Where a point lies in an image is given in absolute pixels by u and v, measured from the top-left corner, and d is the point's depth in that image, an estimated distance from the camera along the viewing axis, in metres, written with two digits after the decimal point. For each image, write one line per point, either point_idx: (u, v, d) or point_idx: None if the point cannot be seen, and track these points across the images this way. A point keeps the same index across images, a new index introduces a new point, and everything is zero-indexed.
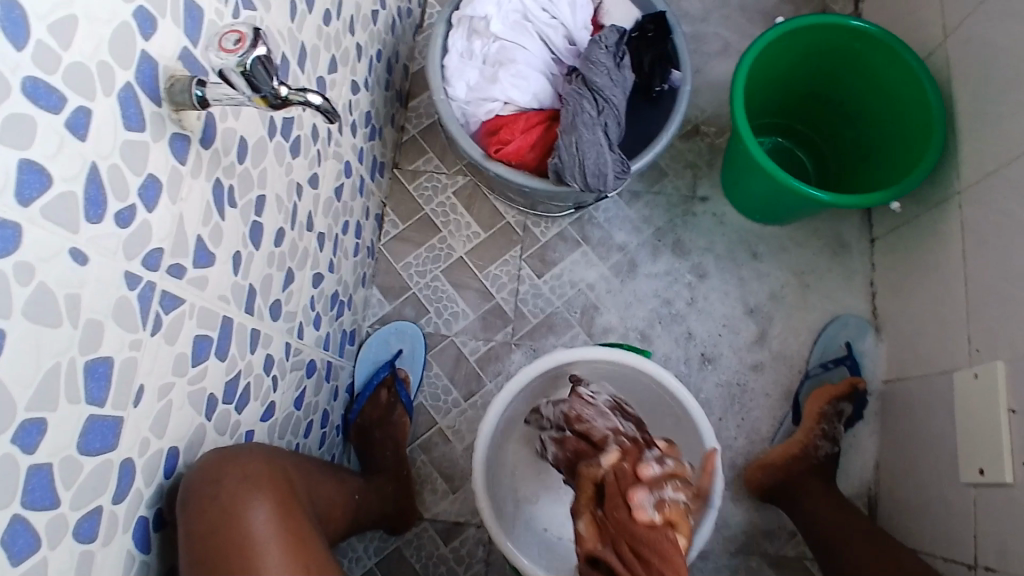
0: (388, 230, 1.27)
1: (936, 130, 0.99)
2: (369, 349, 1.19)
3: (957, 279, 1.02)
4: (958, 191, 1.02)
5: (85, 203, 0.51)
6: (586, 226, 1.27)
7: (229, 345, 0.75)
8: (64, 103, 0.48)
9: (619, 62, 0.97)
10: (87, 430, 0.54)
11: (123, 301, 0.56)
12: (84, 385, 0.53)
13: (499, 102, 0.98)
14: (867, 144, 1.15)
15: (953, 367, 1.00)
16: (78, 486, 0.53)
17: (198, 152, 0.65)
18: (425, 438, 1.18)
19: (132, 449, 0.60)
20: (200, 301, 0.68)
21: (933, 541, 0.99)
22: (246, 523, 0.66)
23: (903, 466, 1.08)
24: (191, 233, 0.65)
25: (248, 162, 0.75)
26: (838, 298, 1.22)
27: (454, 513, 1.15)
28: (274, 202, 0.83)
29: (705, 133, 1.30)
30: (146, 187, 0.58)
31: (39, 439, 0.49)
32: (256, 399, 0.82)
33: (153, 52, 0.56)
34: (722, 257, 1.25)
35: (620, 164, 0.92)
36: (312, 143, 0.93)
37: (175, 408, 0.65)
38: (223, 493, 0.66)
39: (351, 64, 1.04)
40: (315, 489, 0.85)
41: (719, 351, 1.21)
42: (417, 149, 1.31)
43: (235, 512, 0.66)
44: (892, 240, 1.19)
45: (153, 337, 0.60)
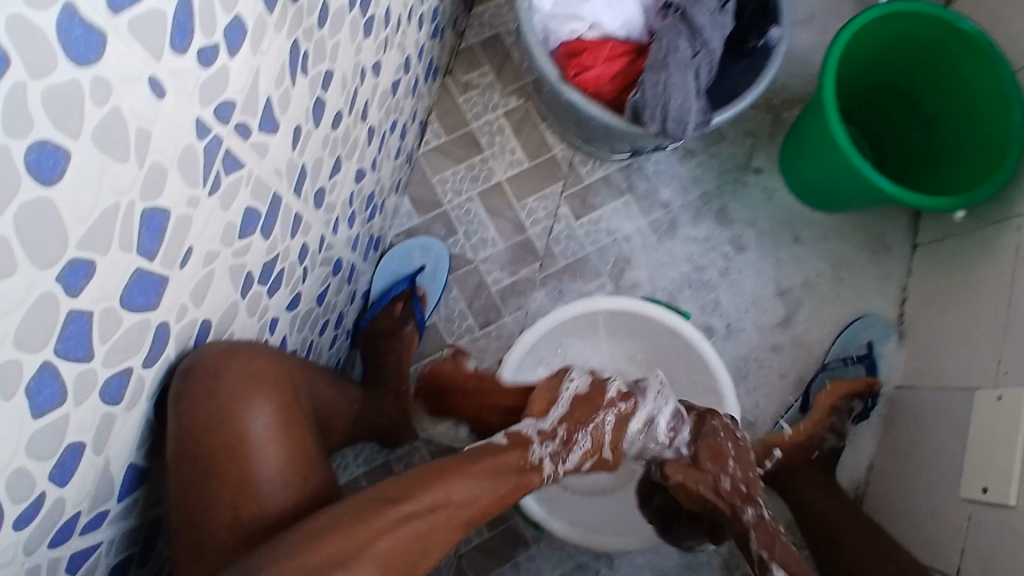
0: (430, 140, 1.21)
1: (1014, 149, 0.95)
2: (391, 258, 1.14)
3: (1000, 299, 1.00)
4: (1021, 213, 1.00)
5: (172, 29, 0.44)
6: (633, 175, 1.22)
7: (274, 225, 0.69)
8: None
9: (723, 6, 0.90)
10: (133, 283, 0.49)
11: (190, 150, 0.50)
12: (138, 234, 0.48)
13: (585, 23, 0.92)
14: (934, 150, 1.12)
15: (975, 387, 0.99)
16: (113, 343, 0.49)
17: (286, 4, 0.58)
18: (432, 359, 1.15)
19: (170, 312, 0.55)
20: (257, 170, 0.62)
21: (915, 547, 1.00)
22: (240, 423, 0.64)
23: (898, 472, 1.08)
24: (263, 93, 0.59)
25: (325, 29, 0.68)
26: (870, 297, 1.20)
27: (450, 438, 1.13)
28: (339, 81, 0.76)
29: (773, 103, 1.25)
30: (232, 29, 0.51)
31: (85, 283, 0.44)
32: (286, 286, 0.78)
33: None
34: (764, 234, 1.21)
35: (702, 114, 0.87)
36: (383, 26, 0.85)
37: (216, 279, 0.60)
38: (220, 391, 0.62)
39: None
40: (316, 387, 0.81)
41: (743, 328, 1.19)
42: (474, 60, 1.23)
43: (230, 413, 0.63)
44: (936, 250, 1.17)
45: (210, 197, 0.55)
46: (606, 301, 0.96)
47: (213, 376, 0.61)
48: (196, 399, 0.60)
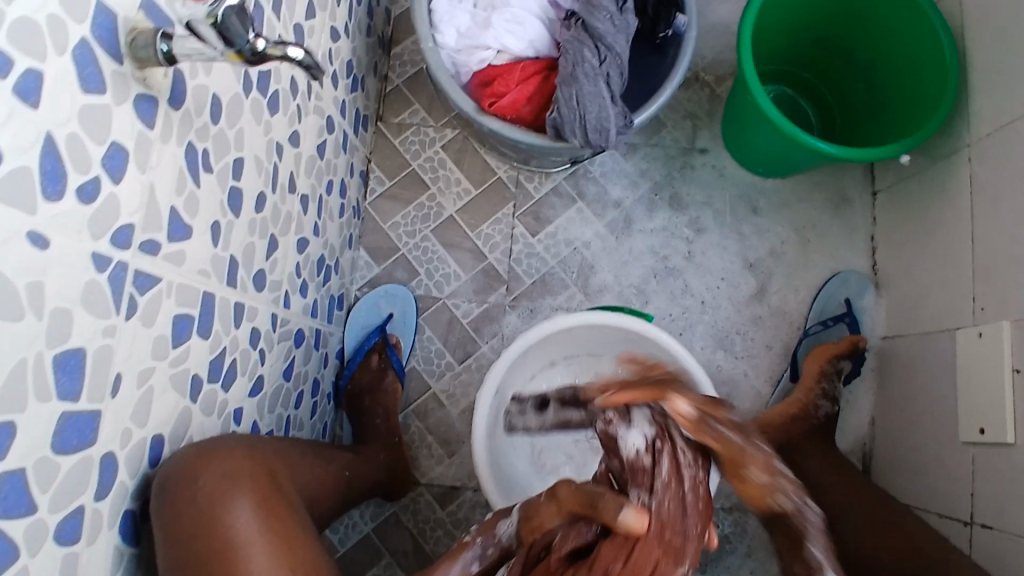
0: (374, 188, 1.21)
1: (950, 82, 0.93)
2: (359, 313, 1.15)
3: (963, 234, 0.99)
4: (968, 143, 0.98)
5: (41, 178, 0.45)
6: (580, 181, 1.22)
7: (213, 321, 0.70)
8: (11, 65, 0.42)
9: (623, 6, 0.89)
10: (63, 427, 0.49)
11: (93, 284, 0.51)
12: (54, 380, 0.48)
13: (492, 50, 0.91)
14: (873, 96, 1.10)
15: (955, 327, 0.98)
16: (56, 489, 0.49)
17: (167, 114, 0.58)
18: (419, 403, 1.15)
19: (113, 441, 0.55)
20: (178, 278, 0.62)
21: (930, 498, 0.99)
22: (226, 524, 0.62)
23: (901, 424, 1.07)
24: (164, 204, 0.59)
25: (222, 122, 0.68)
26: (840, 254, 1.19)
27: (451, 477, 1.13)
28: (253, 164, 0.76)
29: (705, 81, 1.24)
30: (111, 156, 0.52)
31: (9, 444, 0.44)
32: (243, 375, 0.78)
33: (110, 2, 0.50)
34: (722, 212, 1.20)
35: (621, 118, 0.87)
36: (291, 98, 0.85)
37: (157, 394, 0.61)
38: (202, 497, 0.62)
39: (330, 8, 0.95)
40: (303, 472, 0.80)
41: (719, 308, 1.18)
42: (402, 100, 1.23)
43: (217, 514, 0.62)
44: (894, 196, 1.15)
45: (129, 321, 0.55)
46: (568, 320, 0.94)
47: (189, 482, 0.61)
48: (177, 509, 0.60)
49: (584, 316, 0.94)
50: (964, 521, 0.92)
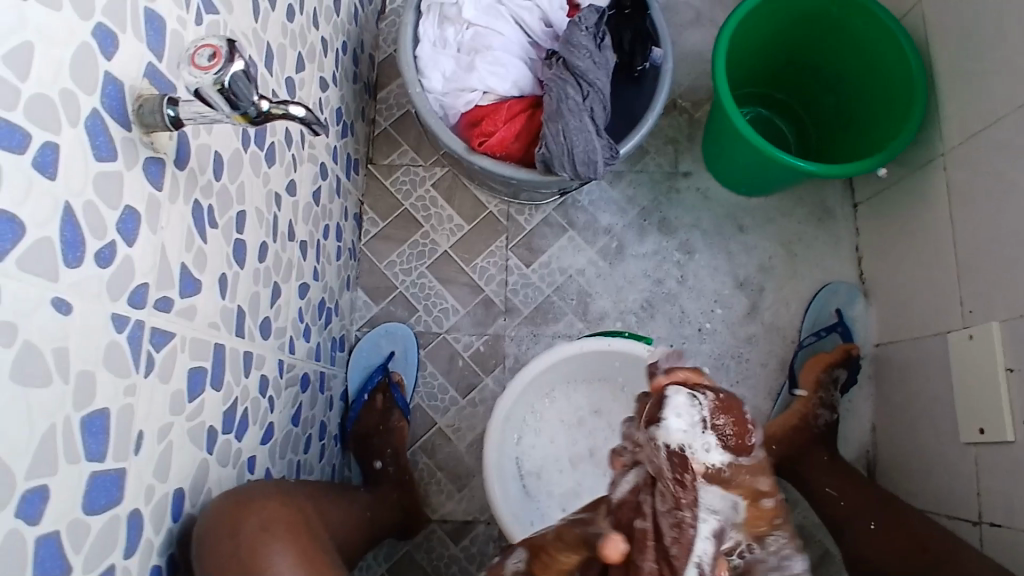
0: (368, 229, 1.23)
1: (918, 94, 0.98)
2: (360, 353, 1.16)
3: (945, 239, 1.02)
4: (942, 151, 1.02)
5: (62, 246, 0.47)
6: (569, 210, 1.24)
7: (224, 372, 0.71)
8: (27, 140, 0.43)
9: (601, 43, 0.92)
10: (91, 488, 0.50)
11: (114, 345, 0.52)
12: (81, 442, 0.49)
13: (478, 92, 0.94)
14: (846, 112, 1.14)
15: (946, 330, 1.01)
16: (88, 548, 0.50)
17: (174, 175, 0.60)
18: (426, 439, 1.16)
19: (138, 498, 0.56)
20: (190, 332, 0.64)
21: (937, 499, 1.00)
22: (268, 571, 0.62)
23: (902, 426, 1.09)
24: (175, 262, 0.61)
25: (224, 178, 0.70)
26: (826, 266, 1.22)
27: (462, 511, 1.13)
28: (254, 217, 0.78)
29: (683, 107, 1.28)
30: (125, 220, 0.53)
31: (43, 507, 0.45)
32: (254, 423, 0.79)
33: (117, 72, 0.52)
34: (709, 232, 1.23)
35: (608, 150, 0.90)
36: (286, 148, 0.88)
37: (176, 449, 0.61)
38: (246, 548, 0.62)
39: (318, 60, 0.99)
40: (329, 515, 0.82)
41: (715, 330, 1.20)
42: (390, 143, 1.26)
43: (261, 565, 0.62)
44: (874, 205, 1.19)
45: (147, 378, 0.57)
46: (558, 353, 0.96)
47: (227, 536, 0.62)
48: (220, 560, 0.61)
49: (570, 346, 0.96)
50: (973, 521, 0.93)
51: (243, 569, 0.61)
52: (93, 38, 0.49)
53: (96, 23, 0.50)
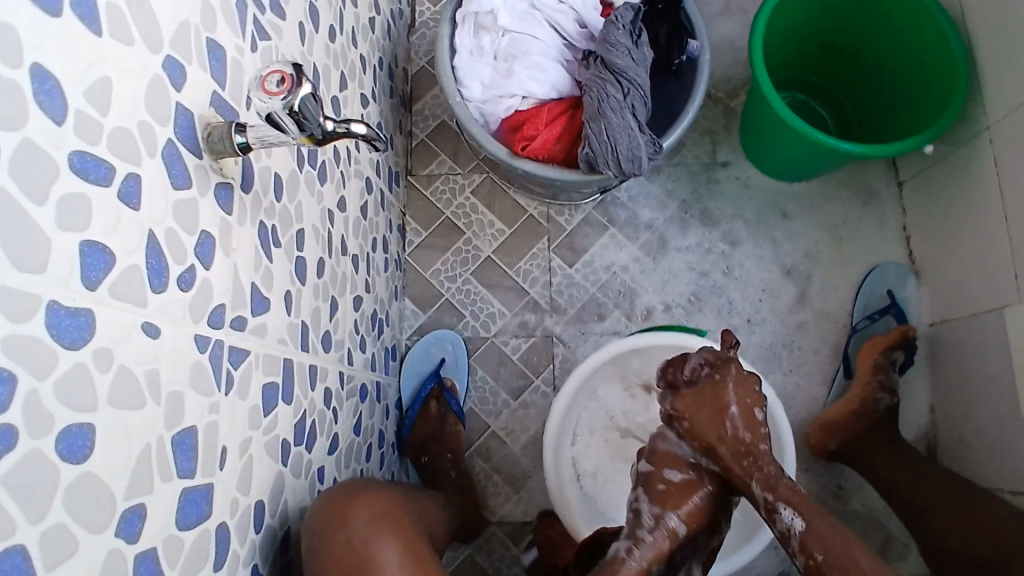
0: (411, 239, 1.24)
1: (960, 69, 0.96)
2: (411, 361, 1.18)
3: (997, 214, 1.00)
4: (989, 125, 1.00)
5: (148, 273, 0.49)
6: (609, 208, 1.24)
7: (293, 387, 0.73)
8: (112, 172, 0.45)
9: (637, 40, 0.92)
10: (184, 503, 0.52)
11: (197, 365, 0.54)
12: (173, 460, 0.51)
13: (518, 97, 0.95)
14: (887, 92, 1.13)
15: (1003, 304, 0.98)
16: (184, 562, 0.52)
17: (241, 198, 0.63)
18: (481, 443, 1.17)
19: (225, 512, 0.58)
20: (262, 349, 0.66)
21: (1003, 475, 0.97)
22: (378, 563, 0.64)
23: (962, 406, 1.07)
24: (246, 282, 0.63)
25: (284, 198, 0.72)
26: (875, 248, 1.21)
27: (521, 513, 1.14)
28: (311, 234, 0.80)
29: (717, 97, 1.27)
30: (201, 244, 0.56)
31: (140, 526, 0.47)
32: (322, 434, 0.81)
33: (186, 103, 0.54)
34: (752, 222, 1.23)
35: (651, 145, 0.90)
36: (335, 165, 0.90)
37: (255, 462, 0.64)
38: (356, 540, 0.65)
39: (358, 77, 1.01)
40: (424, 511, 0.84)
41: (764, 320, 1.19)
42: (428, 153, 1.28)
43: (370, 558, 0.64)
44: (921, 184, 1.17)
45: (228, 396, 0.59)
46: (615, 346, 0.96)
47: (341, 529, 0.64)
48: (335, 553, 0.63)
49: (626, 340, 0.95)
50: None
51: (355, 561, 0.63)
52: (163, 70, 0.52)
53: (165, 56, 0.52)
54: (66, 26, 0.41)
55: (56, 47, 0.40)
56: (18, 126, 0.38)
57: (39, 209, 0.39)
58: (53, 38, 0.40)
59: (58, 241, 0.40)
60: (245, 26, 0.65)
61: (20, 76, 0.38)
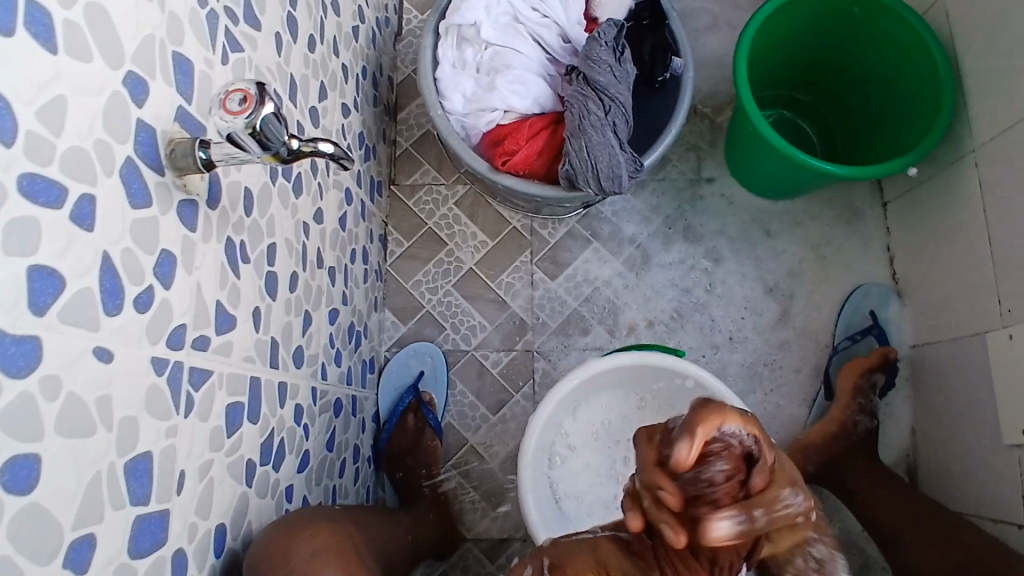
0: (393, 250, 1.23)
1: (946, 92, 0.96)
2: (390, 374, 1.16)
3: (981, 237, 0.99)
4: (973, 148, 0.99)
5: (101, 295, 0.47)
6: (593, 222, 1.24)
7: (260, 405, 0.71)
8: (65, 194, 0.44)
9: (620, 57, 0.91)
10: (137, 531, 0.50)
11: (154, 388, 0.53)
12: (126, 487, 0.49)
13: (499, 111, 0.94)
14: (874, 111, 1.12)
15: (983, 329, 0.97)
16: None
17: (206, 215, 0.61)
18: (458, 458, 1.16)
19: (182, 537, 0.56)
20: (226, 368, 0.64)
21: (981, 503, 0.96)
22: None
23: (941, 429, 1.06)
24: (210, 300, 0.61)
25: (254, 213, 0.71)
26: (858, 267, 1.20)
27: (498, 529, 1.13)
28: (284, 248, 0.79)
29: (704, 113, 1.27)
30: (161, 264, 0.54)
31: (90, 555, 0.46)
32: (291, 452, 0.80)
33: (148, 119, 0.53)
34: (736, 238, 1.22)
35: (632, 163, 0.90)
36: (312, 177, 0.88)
37: (216, 484, 0.62)
38: (295, 573, 0.64)
39: (339, 87, 1.00)
40: (374, 533, 0.83)
41: (746, 338, 1.18)
42: (412, 163, 1.26)
43: None
44: (904, 204, 1.17)
45: (187, 419, 0.57)
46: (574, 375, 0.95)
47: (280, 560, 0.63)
48: None
49: (597, 363, 0.94)
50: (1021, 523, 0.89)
51: None
52: (123, 87, 0.50)
53: (127, 72, 0.51)
54: (16, 45, 0.40)
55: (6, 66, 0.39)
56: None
57: None
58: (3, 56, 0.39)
59: (4, 266, 0.39)
60: (215, 39, 0.64)
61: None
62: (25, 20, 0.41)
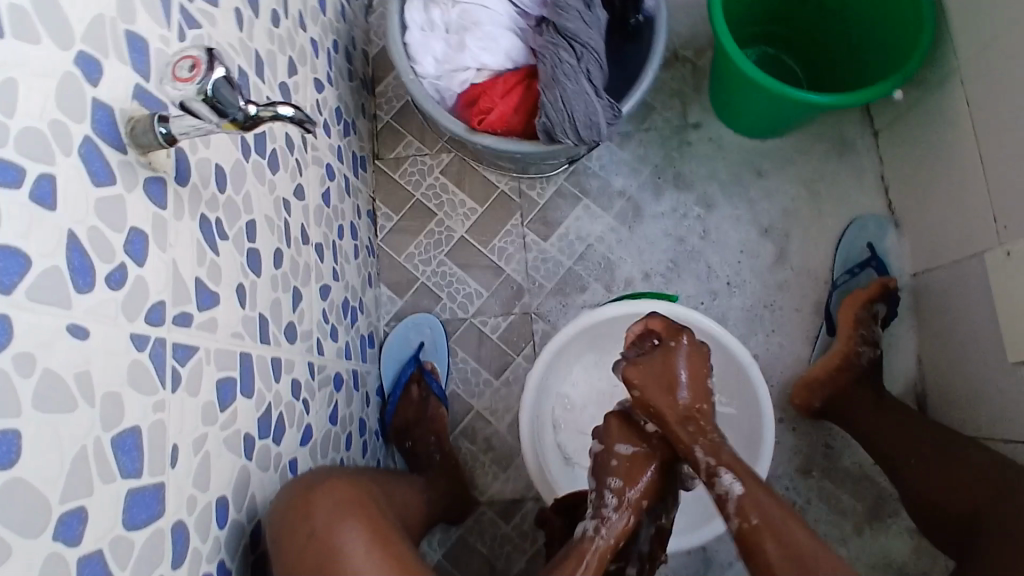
0: (383, 224, 1.23)
1: (926, 8, 0.93)
2: (390, 347, 1.16)
3: (973, 156, 0.97)
4: (960, 65, 0.97)
5: (72, 273, 0.47)
6: (581, 178, 1.22)
7: (254, 381, 0.72)
8: (22, 174, 0.44)
9: (590, 3, 0.90)
10: (130, 504, 0.51)
11: (136, 365, 0.53)
12: (116, 462, 0.50)
13: (472, 70, 0.93)
14: (855, 36, 1.09)
15: (983, 249, 0.95)
16: (134, 563, 0.51)
17: (177, 192, 0.61)
18: (465, 424, 1.16)
19: (181, 510, 0.57)
20: (214, 344, 0.65)
21: (992, 423, 0.94)
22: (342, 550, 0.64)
23: (947, 356, 1.05)
24: (189, 277, 0.62)
25: (229, 190, 0.71)
26: (853, 200, 1.18)
27: (510, 491, 1.14)
28: (265, 225, 0.79)
29: (685, 57, 1.24)
30: (132, 242, 0.54)
31: (82, 529, 0.46)
32: (292, 426, 0.81)
33: (105, 97, 0.53)
34: (727, 182, 1.20)
35: (610, 110, 0.88)
36: (289, 154, 0.88)
37: (213, 459, 0.63)
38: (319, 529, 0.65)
39: (310, 62, 0.99)
40: (393, 491, 0.85)
41: (744, 282, 1.17)
42: (394, 135, 1.25)
43: (334, 545, 0.64)
44: (895, 132, 1.15)
45: (175, 394, 0.57)
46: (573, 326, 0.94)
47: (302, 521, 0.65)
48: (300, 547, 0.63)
49: (598, 310, 0.93)
50: None
51: (321, 550, 0.64)
52: (75, 66, 0.50)
53: (77, 51, 0.50)
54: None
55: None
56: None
57: None
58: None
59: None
60: (169, 14, 0.63)
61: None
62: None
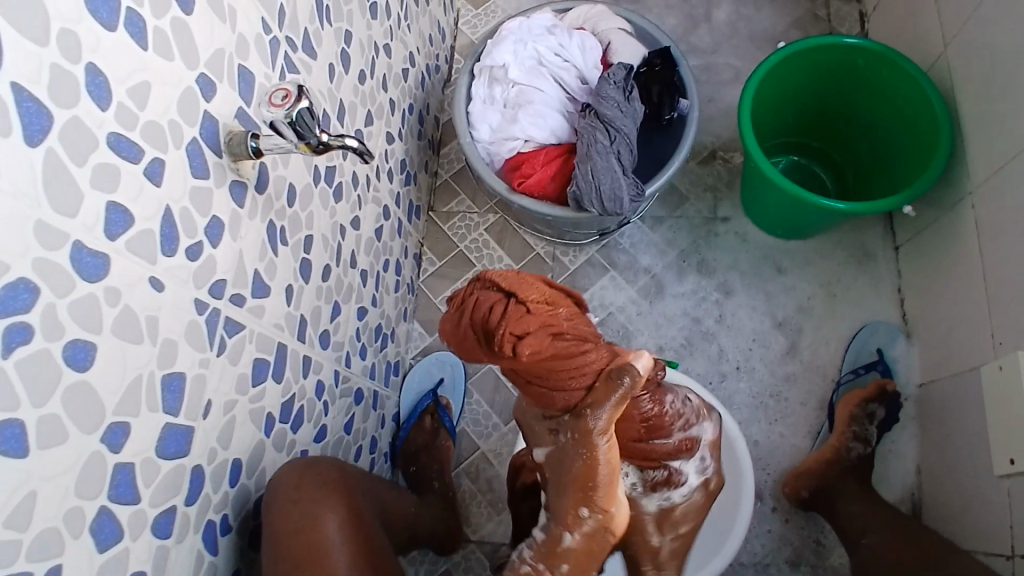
0: (426, 268, 1.35)
1: (943, 134, 1.02)
2: (412, 378, 1.26)
3: (978, 275, 1.02)
4: (971, 190, 1.04)
5: (160, 238, 0.60)
6: (611, 252, 1.32)
7: (285, 369, 0.83)
8: (142, 154, 0.57)
9: (629, 95, 1.03)
10: (164, 436, 0.61)
11: (193, 324, 0.64)
12: (160, 397, 0.60)
13: (520, 140, 1.07)
14: (879, 153, 1.18)
15: (980, 363, 0.99)
16: (155, 486, 0.60)
17: (253, 196, 0.74)
18: (469, 462, 1.23)
19: (201, 456, 0.67)
20: (257, 327, 0.76)
21: (975, 537, 0.96)
22: (322, 524, 0.74)
23: (945, 467, 1.06)
24: (249, 267, 0.74)
25: (296, 205, 0.85)
26: (868, 307, 1.24)
27: (501, 534, 1.18)
28: (320, 241, 0.92)
29: (722, 157, 1.35)
30: (211, 227, 0.67)
31: (124, 440, 0.56)
32: (309, 421, 0.90)
33: (213, 112, 0.67)
34: (748, 274, 1.28)
35: (633, 188, 0.99)
36: (353, 188, 1.02)
37: (237, 424, 0.73)
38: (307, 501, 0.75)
39: (385, 117, 1.15)
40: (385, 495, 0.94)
41: (754, 369, 1.23)
42: (450, 192, 1.40)
43: (317, 517, 0.74)
44: (914, 248, 1.21)
45: (219, 357, 0.68)
46: None
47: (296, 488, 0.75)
48: (287, 509, 0.73)
49: None
50: (1007, 556, 0.90)
51: (304, 516, 0.73)
52: (195, 84, 0.65)
53: (199, 74, 0.65)
54: (118, 39, 0.54)
55: (108, 53, 0.53)
56: (72, 105, 0.50)
57: (78, 168, 0.50)
58: (108, 46, 0.53)
59: (90, 196, 0.52)
60: (275, 59, 0.79)
61: (76, 69, 0.50)
62: (126, 23, 0.55)
